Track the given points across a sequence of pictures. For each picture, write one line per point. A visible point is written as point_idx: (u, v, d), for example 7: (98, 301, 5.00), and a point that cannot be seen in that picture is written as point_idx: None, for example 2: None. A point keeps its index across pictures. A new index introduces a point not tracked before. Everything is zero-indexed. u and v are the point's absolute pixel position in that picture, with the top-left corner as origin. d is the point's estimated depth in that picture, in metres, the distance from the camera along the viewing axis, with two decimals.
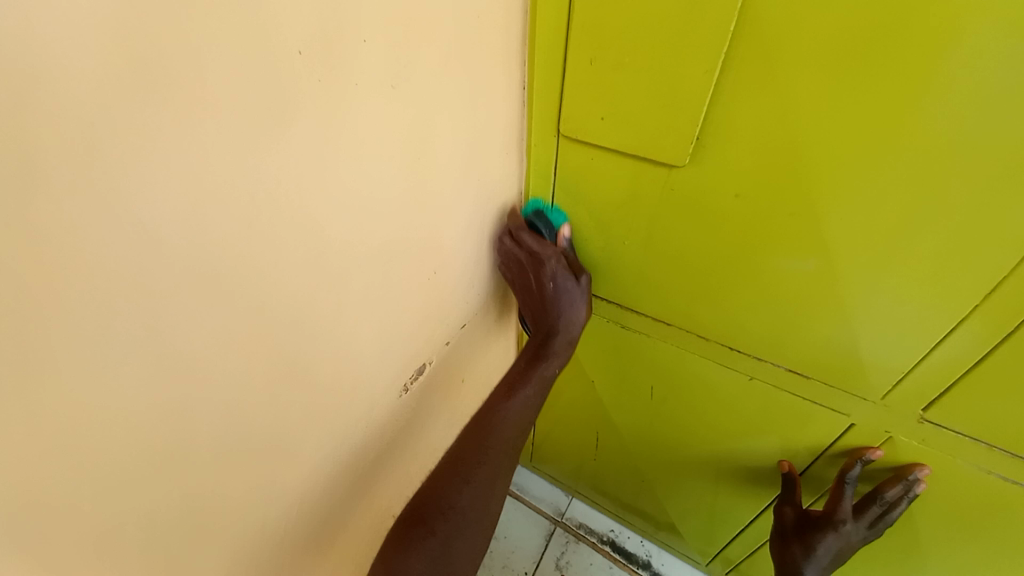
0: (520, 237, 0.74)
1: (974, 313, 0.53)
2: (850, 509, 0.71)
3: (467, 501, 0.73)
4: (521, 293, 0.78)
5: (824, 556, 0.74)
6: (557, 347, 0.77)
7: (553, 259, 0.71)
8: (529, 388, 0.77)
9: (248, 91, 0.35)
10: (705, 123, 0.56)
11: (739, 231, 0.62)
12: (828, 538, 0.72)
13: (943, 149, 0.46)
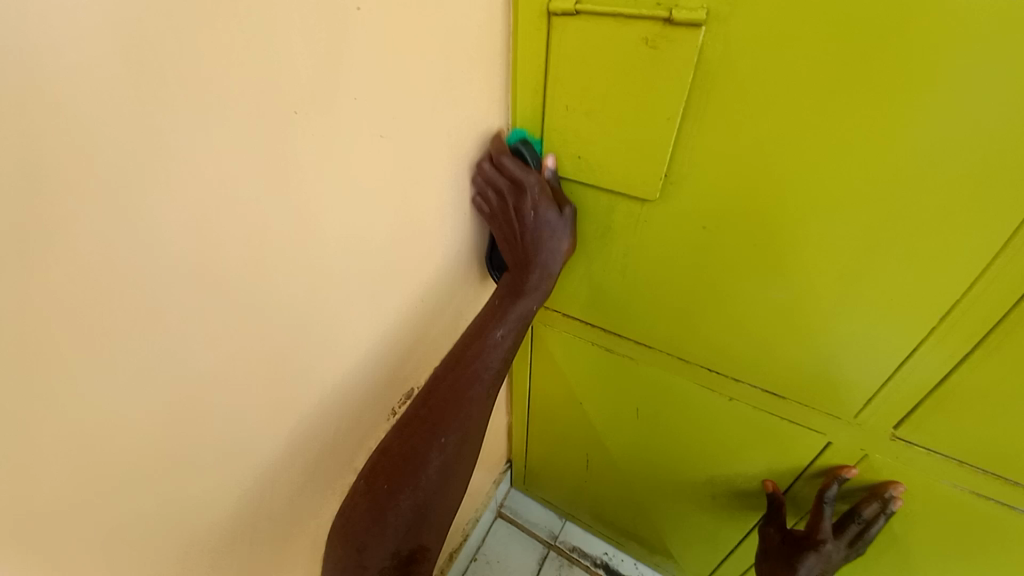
0: (501, 162, 0.66)
1: (933, 334, 0.56)
2: (830, 528, 0.73)
3: (438, 457, 0.69)
4: (499, 229, 0.70)
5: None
6: (533, 287, 0.70)
7: (534, 188, 0.64)
8: (505, 329, 0.71)
9: (244, 149, 0.40)
10: (673, 159, 0.60)
11: (711, 258, 0.65)
12: (809, 559, 0.74)
13: (890, 185, 0.50)
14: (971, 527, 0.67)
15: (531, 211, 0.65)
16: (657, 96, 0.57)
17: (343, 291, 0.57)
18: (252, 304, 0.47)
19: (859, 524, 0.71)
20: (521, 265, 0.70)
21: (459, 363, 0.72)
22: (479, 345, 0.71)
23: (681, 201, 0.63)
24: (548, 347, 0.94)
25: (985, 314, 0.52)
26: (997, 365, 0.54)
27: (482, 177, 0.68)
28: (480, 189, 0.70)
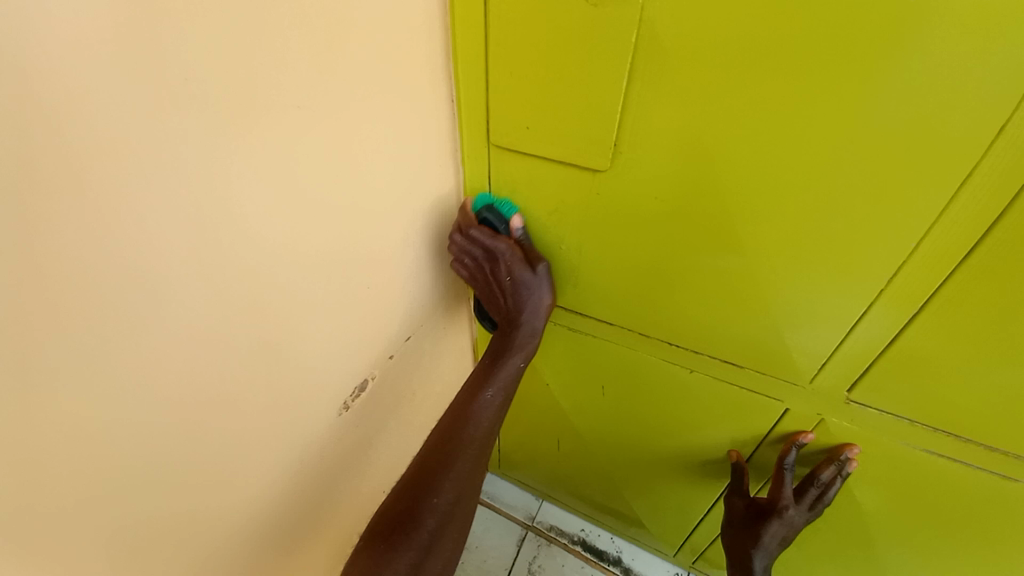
0: (471, 233, 0.71)
1: (880, 297, 0.56)
2: (791, 494, 0.74)
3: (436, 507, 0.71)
4: (479, 288, 0.76)
5: (772, 544, 0.76)
6: (522, 340, 0.77)
7: (506, 254, 0.70)
8: (495, 388, 0.77)
9: (113, 116, 0.35)
10: (621, 128, 0.58)
11: (664, 230, 0.63)
12: (773, 526, 0.75)
13: (836, 148, 0.49)
14: (927, 484, 0.68)
15: (507, 274, 0.72)
16: (600, 60, 0.54)
17: (273, 277, 0.53)
18: (156, 286, 0.43)
19: (819, 488, 0.72)
20: (508, 326, 0.77)
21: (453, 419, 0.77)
22: (471, 431, 0.75)
23: (631, 172, 0.61)
24: None
25: (930, 274, 0.52)
26: (942, 324, 0.54)
27: (459, 249, 0.73)
28: (460, 268, 0.75)
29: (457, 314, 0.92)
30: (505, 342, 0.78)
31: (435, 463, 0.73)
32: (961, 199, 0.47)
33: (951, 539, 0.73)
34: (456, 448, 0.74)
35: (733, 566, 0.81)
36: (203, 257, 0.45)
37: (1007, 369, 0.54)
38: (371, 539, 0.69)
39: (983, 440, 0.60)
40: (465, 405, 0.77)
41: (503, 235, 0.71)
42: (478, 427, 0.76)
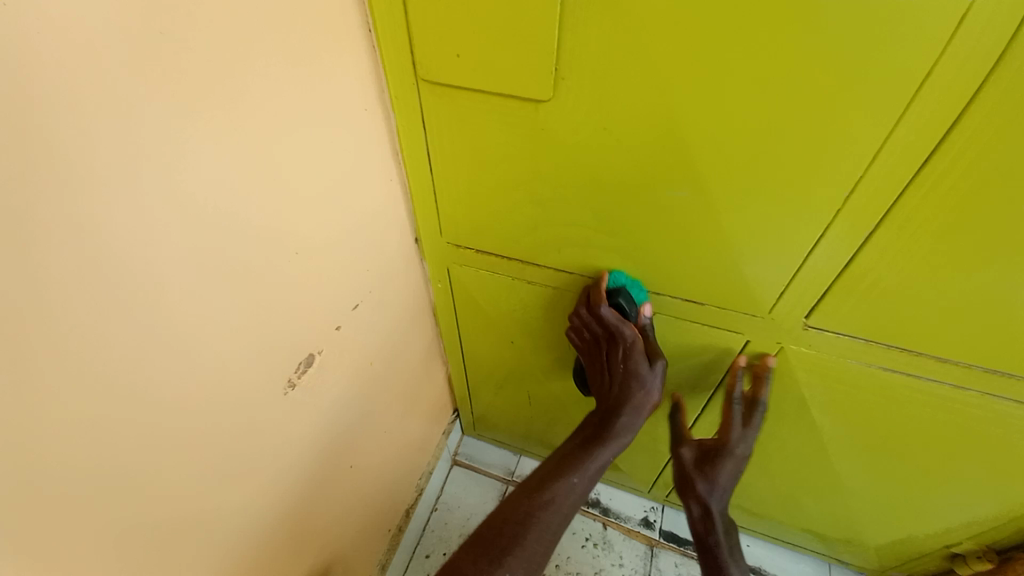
0: (596, 310, 0.71)
1: (837, 218, 0.54)
2: (740, 428, 0.72)
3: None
4: (588, 359, 0.76)
5: (727, 485, 0.73)
6: (621, 430, 0.70)
7: (629, 340, 0.70)
8: (581, 476, 0.69)
9: None
10: (560, 49, 0.52)
11: (618, 162, 0.59)
12: (729, 465, 0.72)
13: (788, 57, 0.45)
14: (887, 403, 0.69)
15: (622, 362, 0.71)
16: None
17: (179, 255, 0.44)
18: (37, 274, 0.34)
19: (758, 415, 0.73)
20: (609, 408, 0.71)
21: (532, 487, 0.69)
22: (563, 485, 0.68)
23: (577, 101, 0.56)
24: (468, 288, 0.88)
25: (884, 189, 0.51)
26: (897, 239, 0.53)
27: (580, 321, 0.75)
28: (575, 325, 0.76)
29: (411, 277, 0.86)
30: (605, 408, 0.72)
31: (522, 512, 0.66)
32: (920, 102, 0.45)
33: (911, 453, 0.75)
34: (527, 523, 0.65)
35: (693, 521, 0.75)
36: (76, 234, 0.36)
37: (960, 279, 0.54)
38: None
39: (935, 353, 0.61)
40: (546, 477, 0.69)
41: (630, 320, 0.70)
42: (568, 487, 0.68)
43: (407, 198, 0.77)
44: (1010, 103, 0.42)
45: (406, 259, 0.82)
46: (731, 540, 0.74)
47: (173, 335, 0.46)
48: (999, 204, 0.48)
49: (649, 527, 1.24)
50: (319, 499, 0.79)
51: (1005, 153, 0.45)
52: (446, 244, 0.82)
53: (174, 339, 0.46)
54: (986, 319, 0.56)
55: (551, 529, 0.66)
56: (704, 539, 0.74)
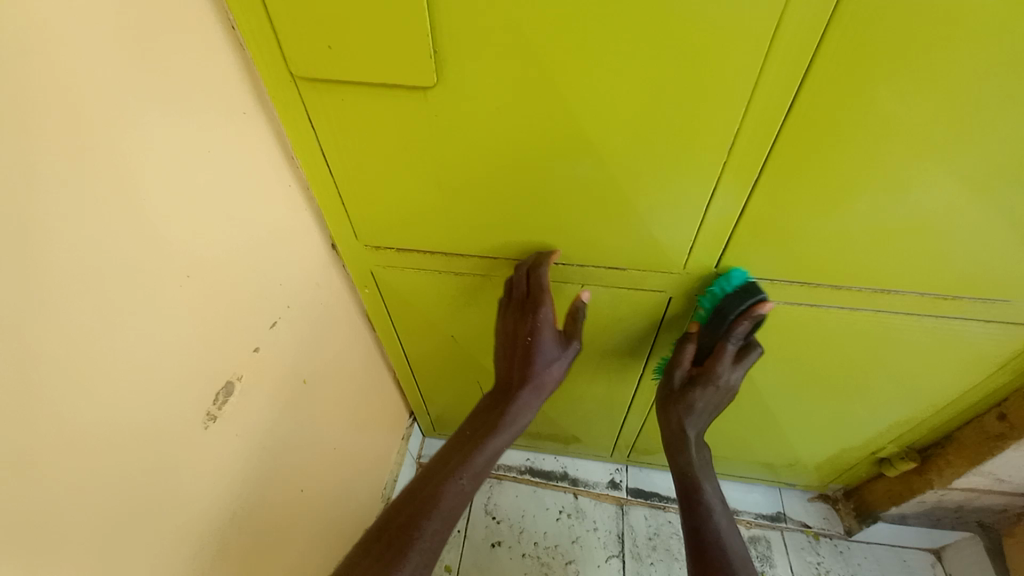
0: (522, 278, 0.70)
1: (726, 170, 0.57)
2: (727, 362, 0.70)
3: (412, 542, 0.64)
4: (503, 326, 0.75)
5: (704, 411, 0.74)
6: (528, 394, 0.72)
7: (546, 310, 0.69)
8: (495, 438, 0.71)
9: None
10: (434, 27, 0.51)
11: (517, 137, 0.59)
12: (705, 398, 0.72)
13: (652, 18, 0.47)
14: (802, 334, 0.74)
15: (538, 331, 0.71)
16: None
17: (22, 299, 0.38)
18: None
19: (746, 356, 0.71)
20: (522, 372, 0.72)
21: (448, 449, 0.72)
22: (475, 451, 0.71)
23: (464, 80, 0.54)
24: (396, 289, 0.85)
25: (763, 136, 0.53)
26: (782, 182, 0.57)
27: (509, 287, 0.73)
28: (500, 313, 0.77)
29: (334, 284, 0.81)
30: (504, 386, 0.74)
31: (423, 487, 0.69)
32: (780, 46, 0.47)
33: (830, 376, 0.81)
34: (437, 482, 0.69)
35: (667, 447, 0.77)
36: None
37: (842, 209, 0.58)
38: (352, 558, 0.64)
39: (831, 282, 0.66)
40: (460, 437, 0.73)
41: (746, 304, 0.65)
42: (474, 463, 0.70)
43: (312, 202, 0.73)
44: (854, 39, 0.45)
45: (325, 269, 0.78)
46: (702, 466, 0.76)
47: (34, 390, 0.40)
48: (862, 135, 0.52)
49: (616, 488, 1.28)
50: (269, 530, 0.75)
51: (857, 88, 0.48)
52: (364, 247, 0.78)
53: (38, 395, 0.40)
54: (867, 243, 0.61)
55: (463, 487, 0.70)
56: (680, 467, 0.75)
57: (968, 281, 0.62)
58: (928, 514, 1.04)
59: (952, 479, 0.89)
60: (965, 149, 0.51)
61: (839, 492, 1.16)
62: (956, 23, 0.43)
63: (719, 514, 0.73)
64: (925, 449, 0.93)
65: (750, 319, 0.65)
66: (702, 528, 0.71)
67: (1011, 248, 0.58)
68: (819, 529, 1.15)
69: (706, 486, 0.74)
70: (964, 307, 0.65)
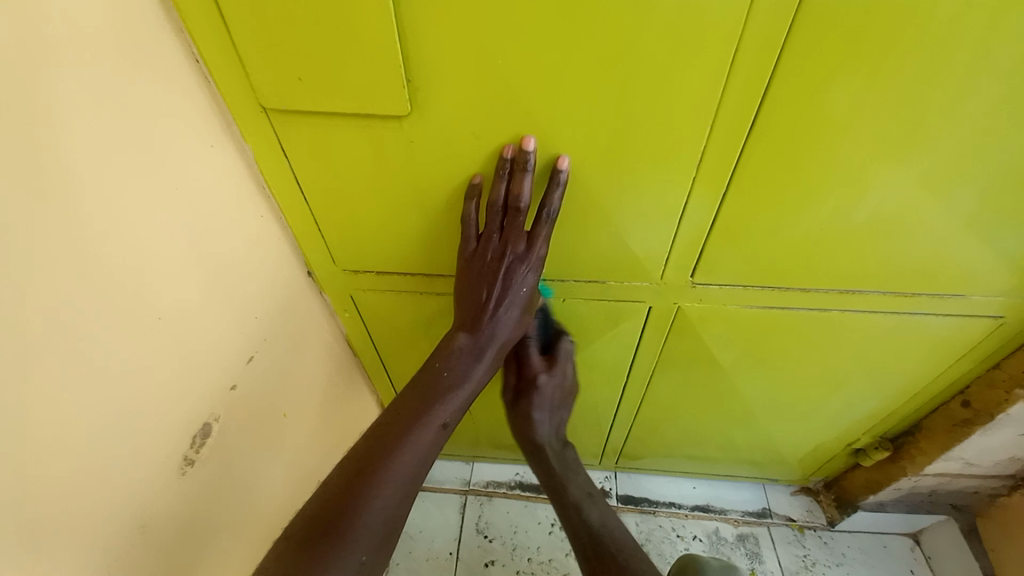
0: (520, 208, 0.59)
1: (697, 185, 0.59)
2: (540, 362, 0.77)
3: (385, 492, 0.61)
4: (472, 260, 0.65)
5: (551, 409, 0.79)
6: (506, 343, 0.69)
7: (538, 254, 0.64)
8: (472, 383, 0.68)
9: None
10: (406, 58, 0.51)
11: (490, 160, 0.60)
12: (535, 400, 0.77)
13: (615, 45, 0.49)
14: (777, 336, 0.77)
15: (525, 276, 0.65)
16: None
17: (9, 352, 0.38)
18: None
19: (558, 348, 0.77)
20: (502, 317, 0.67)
21: (415, 395, 0.67)
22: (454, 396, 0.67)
23: (438, 107, 0.55)
24: (376, 313, 0.84)
25: (729, 151, 0.56)
26: (748, 194, 0.59)
27: (494, 209, 0.61)
28: (467, 231, 0.64)
29: (312, 312, 0.80)
30: (473, 324, 0.67)
31: (390, 437, 0.64)
32: (740, 69, 0.49)
33: (803, 374, 0.84)
34: (410, 431, 0.64)
35: (529, 457, 0.81)
36: None
37: (805, 217, 0.61)
38: (311, 524, 0.58)
39: (800, 287, 0.69)
40: (430, 381, 0.67)
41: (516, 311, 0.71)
42: (447, 408, 0.66)
43: (286, 230, 0.71)
44: (805, 61, 0.49)
45: (302, 298, 0.77)
46: (564, 465, 0.79)
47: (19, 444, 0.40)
48: (819, 148, 0.55)
49: None
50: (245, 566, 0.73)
51: (810, 103, 0.51)
52: (341, 272, 0.77)
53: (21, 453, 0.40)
54: (829, 247, 0.64)
55: (439, 433, 0.66)
56: (542, 463, 0.79)
57: (923, 279, 0.66)
58: (905, 499, 1.08)
59: (925, 465, 0.92)
60: (912, 156, 0.55)
61: (820, 483, 1.20)
62: (893, 44, 0.47)
63: (588, 505, 0.75)
64: (897, 438, 0.97)
65: (533, 317, 0.72)
66: (581, 526, 0.72)
67: (961, 246, 0.62)
68: (803, 522, 1.18)
69: (568, 479, 0.77)
70: (923, 302, 0.69)
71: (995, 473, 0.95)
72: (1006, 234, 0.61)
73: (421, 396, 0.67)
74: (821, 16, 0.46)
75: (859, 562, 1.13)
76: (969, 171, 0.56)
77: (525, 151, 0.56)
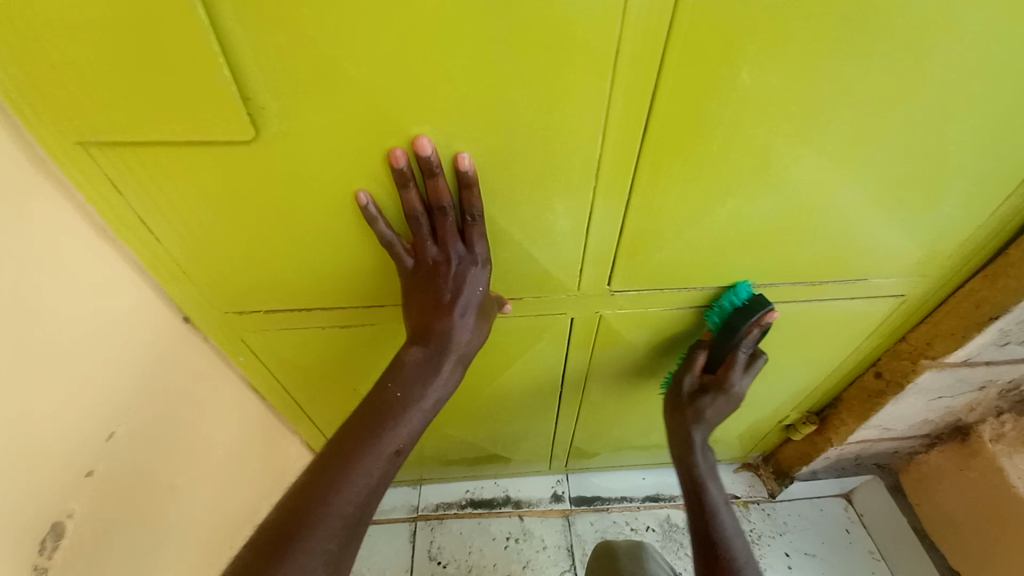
0: (442, 206, 0.53)
1: (598, 194, 0.56)
2: (740, 371, 0.70)
3: (327, 526, 0.50)
4: (411, 280, 0.58)
5: (716, 418, 0.73)
6: (463, 348, 0.59)
7: (475, 250, 0.56)
8: (429, 395, 0.58)
9: None
10: (239, 74, 0.43)
11: (367, 182, 0.53)
12: (716, 405, 0.71)
13: (484, 57, 0.44)
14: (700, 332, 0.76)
15: (466, 275, 0.57)
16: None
17: None
18: None
19: (754, 364, 0.71)
20: (453, 319, 0.57)
21: (367, 412, 0.57)
22: (409, 408, 0.56)
23: (294, 126, 0.47)
24: (277, 354, 0.75)
25: (625, 158, 0.53)
26: (651, 201, 0.57)
27: (415, 222, 0.54)
28: (396, 246, 0.56)
29: (200, 364, 0.70)
30: (425, 330, 0.58)
31: (340, 457, 0.53)
32: (622, 69, 0.46)
33: None
34: (361, 453, 0.53)
35: (676, 445, 0.73)
36: None
37: (709, 216, 0.59)
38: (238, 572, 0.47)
39: (714, 284, 0.68)
40: (383, 397, 0.57)
41: (765, 321, 0.65)
42: (404, 424, 0.56)
43: (148, 277, 0.61)
44: (687, 57, 0.45)
45: (183, 350, 0.67)
46: (710, 465, 0.71)
47: None
48: (717, 147, 0.53)
49: (560, 500, 1.26)
50: None
51: (697, 106, 0.49)
52: (227, 316, 0.68)
53: None
54: (739, 244, 0.63)
55: (395, 454, 0.55)
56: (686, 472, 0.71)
57: (830, 265, 0.67)
58: (835, 465, 1.13)
59: (847, 435, 0.96)
60: (803, 151, 0.54)
61: (759, 458, 1.24)
62: (771, 42, 0.45)
63: (726, 513, 0.67)
64: (821, 411, 1.01)
65: (760, 326, 0.66)
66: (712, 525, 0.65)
67: (859, 230, 0.63)
68: (747, 497, 1.22)
69: (711, 484, 0.69)
70: (830, 289, 0.70)
71: (912, 434, 1.00)
72: (899, 217, 0.62)
73: (375, 410, 0.56)
74: (696, 15, 0.43)
75: (801, 529, 1.18)
76: (860, 158, 0.55)
77: (423, 155, 0.49)
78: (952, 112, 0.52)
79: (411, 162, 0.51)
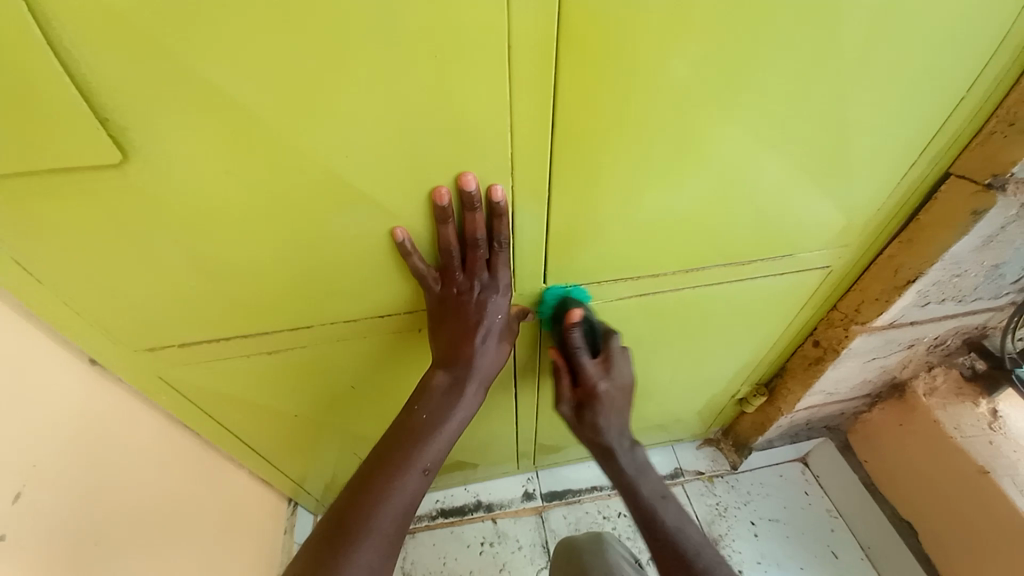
0: (477, 241, 0.56)
1: (519, 194, 0.54)
2: (596, 367, 0.70)
3: (371, 545, 0.54)
4: (440, 306, 0.61)
5: (614, 414, 0.72)
6: (487, 372, 0.63)
7: (501, 280, 0.60)
8: (454, 418, 0.62)
9: None
10: (100, 94, 0.40)
11: (271, 201, 0.50)
12: (605, 409, 0.70)
13: (372, 61, 0.41)
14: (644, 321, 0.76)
15: (494, 304, 0.61)
16: None
17: None
18: None
19: (609, 349, 0.70)
20: (476, 346, 0.61)
21: (395, 436, 0.61)
22: (437, 430, 0.61)
23: (175, 147, 0.44)
24: (205, 388, 0.70)
25: (540, 156, 0.51)
26: (574, 197, 0.56)
27: (447, 254, 0.57)
28: (427, 277, 0.59)
29: (118, 407, 0.65)
30: (451, 356, 0.62)
31: (380, 478, 0.57)
32: (522, 65, 0.44)
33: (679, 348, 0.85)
34: (395, 475, 0.57)
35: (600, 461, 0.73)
36: None
37: (636, 207, 0.59)
38: None
39: (648, 271, 0.68)
40: (410, 420, 0.61)
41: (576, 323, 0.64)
42: (433, 445, 0.60)
43: (42, 322, 0.55)
44: (586, 49, 0.44)
45: (96, 397, 0.61)
46: (637, 465, 0.71)
47: None
48: (632, 138, 0.52)
49: (532, 498, 1.25)
50: None
51: (606, 99, 0.48)
52: (140, 353, 0.63)
53: None
54: (668, 231, 0.63)
55: (428, 473, 0.59)
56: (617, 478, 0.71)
57: (757, 245, 0.68)
58: (789, 432, 1.18)
59: (795, 403, 0.99)
60: (717, 135, 0.54)
61: (719, 433, 1.27)
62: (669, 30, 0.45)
63: (662, 506, 0.68)
64: (770, 382, 1.04)
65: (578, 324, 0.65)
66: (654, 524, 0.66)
67: (780, 208, 0.64)
68: (711, 472, 1.25)
69: (641, 481, 0.70)
70: (761, 267, 0.72)
71: (855, 395, 1.05)
72: (815, 193, 0.63)
73: (404, 434, 0.60)
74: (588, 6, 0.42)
75: (763, 497, 1.21)
76: (772, 138, 0.56)
77: (467, 191, 0.51)
78: (851, 87, 0.53)
79: (453, 197, 0.53)
